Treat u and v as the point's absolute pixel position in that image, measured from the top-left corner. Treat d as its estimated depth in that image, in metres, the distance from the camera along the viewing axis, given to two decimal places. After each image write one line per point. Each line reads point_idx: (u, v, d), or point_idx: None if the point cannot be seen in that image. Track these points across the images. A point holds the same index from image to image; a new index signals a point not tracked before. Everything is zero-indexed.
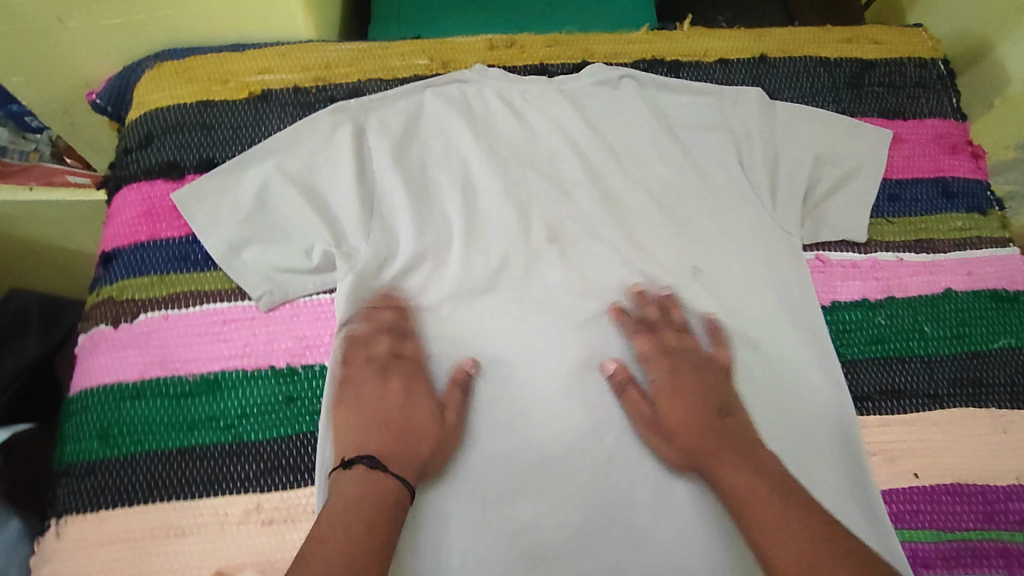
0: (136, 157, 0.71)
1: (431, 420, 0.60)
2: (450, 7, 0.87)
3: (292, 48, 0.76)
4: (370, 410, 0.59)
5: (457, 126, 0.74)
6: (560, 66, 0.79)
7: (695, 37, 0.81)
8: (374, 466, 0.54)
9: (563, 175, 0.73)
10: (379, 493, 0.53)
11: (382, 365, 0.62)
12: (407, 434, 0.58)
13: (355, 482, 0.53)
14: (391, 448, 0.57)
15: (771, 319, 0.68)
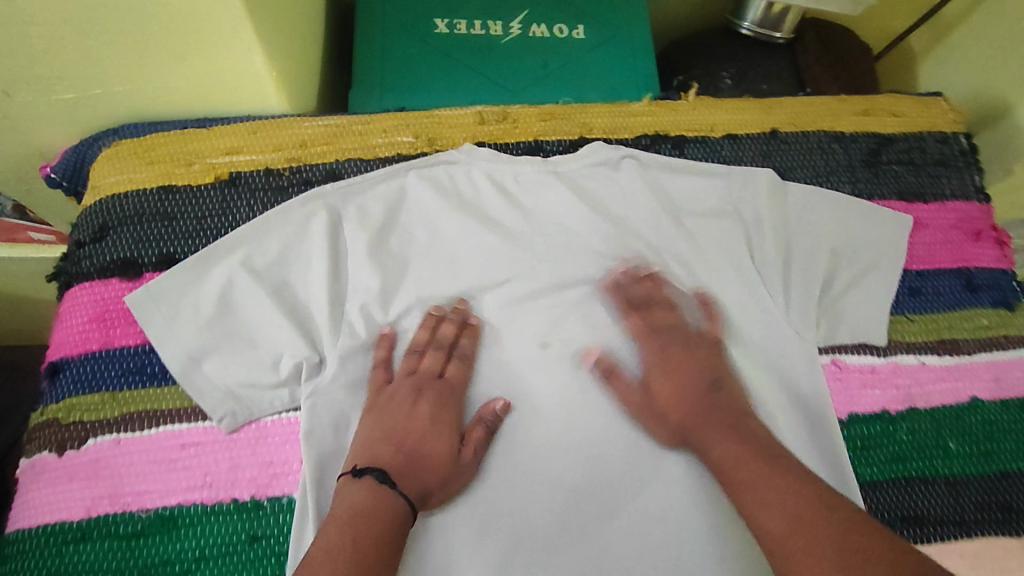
0: (89, 252, 0.65)
1: (447, 452, 0.58)
2: (437, 71, 0.81)
3: (263, 125, 0.70)
4: (374, 428, 0.58)
5: (443, 215, 0.68)
6: (556, 143, 0.72)
7: (702, 109, 0.75)
8: (381, 481, 0.54)
9: (560, 266, 0.68)
10: (383, 513, 0.52)
11: (417, 383, 0.62)
12: (415, 468, 0.57)
13: (358, 497, 0.53)
14: (402, 467, 0.56)
15: (785, 428, 0.62)
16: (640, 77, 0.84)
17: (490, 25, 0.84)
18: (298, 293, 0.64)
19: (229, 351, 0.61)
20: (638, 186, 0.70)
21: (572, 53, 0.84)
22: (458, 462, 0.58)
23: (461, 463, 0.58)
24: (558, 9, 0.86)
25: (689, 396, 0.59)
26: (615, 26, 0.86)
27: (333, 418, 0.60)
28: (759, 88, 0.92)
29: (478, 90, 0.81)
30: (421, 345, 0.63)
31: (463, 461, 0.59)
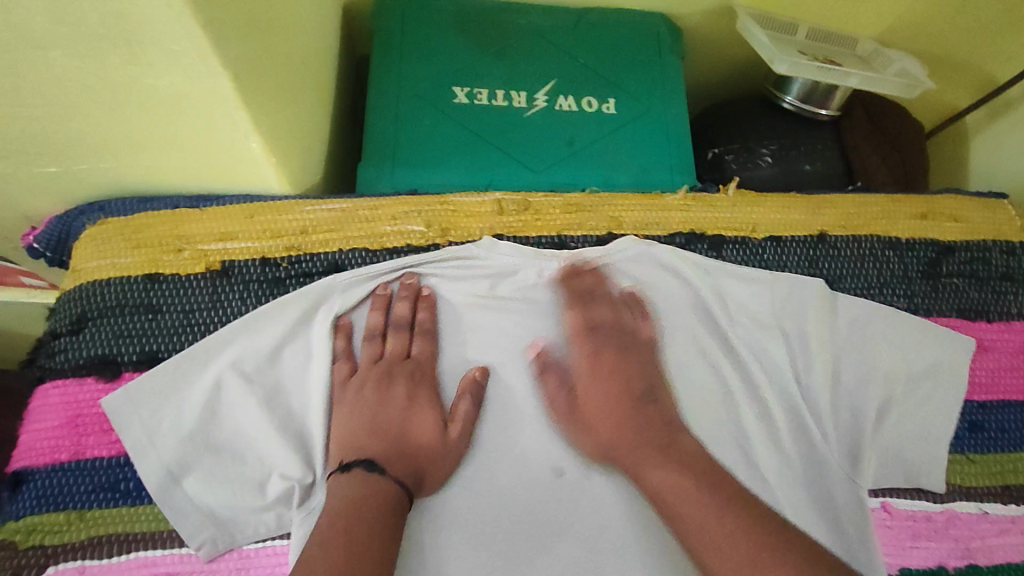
0: (64, 345, 0.59)
1: (432, 434, 0.57)
2: (454, 147, 0.75)
3: (262, 208, 0.64)
4: (353, 423, 0.56)
5: (455, 313, 0.63)
6: (582, 239, 0.66)
7: (743, 206, 0.69)
8: (371, 470, 0.53)
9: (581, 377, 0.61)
10: (377, 497, 0.51)
11: (388, 366, 0.59)
12: (403, 445, 0.56)
13: (351, 487, 0.52)
14: (390, 453, 0.55)
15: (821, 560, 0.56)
16: (673, 158, 0.78)
17: (512, 96, 0.78)
18: (292, 403, 0.58)
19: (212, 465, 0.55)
20: (671, 292, 0.64)
21: (600, 131, 0.77)
22: (445, 442, 0.57)
23: (449, 443, 0.57)
24: (587, 81, 0.79)
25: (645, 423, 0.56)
26: (648, 101, 0.80)
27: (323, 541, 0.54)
28: (802, 170, 0.85)
29: (497, 168, 0.74)
30: (399, 325, 0.61)
31: (449, 440, 0.57)
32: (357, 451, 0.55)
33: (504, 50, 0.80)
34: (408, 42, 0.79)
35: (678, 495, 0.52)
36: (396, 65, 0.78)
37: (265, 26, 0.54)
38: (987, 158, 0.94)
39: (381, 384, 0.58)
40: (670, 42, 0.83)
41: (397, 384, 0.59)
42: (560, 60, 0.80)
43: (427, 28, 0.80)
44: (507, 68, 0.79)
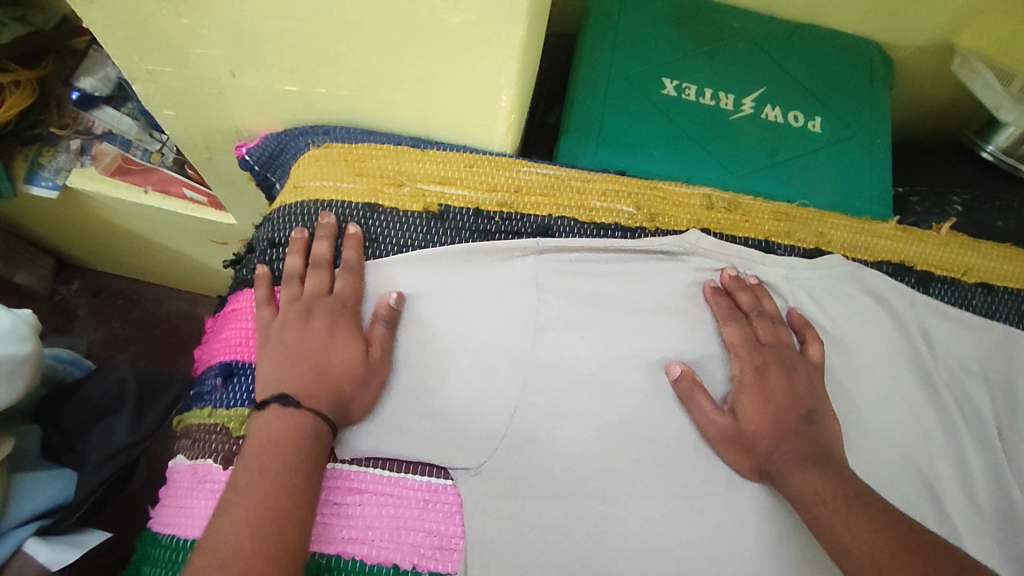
0: (282, 256, 0.61)
1: (355, 357, 0.54)
2: (659, 134, 0.75)
3: (484, 161, 0.65)
4: (275, 363, 0.54)
5: (655, 297, 0.62)
6: (788, 248, 0.65)
7: (956, 247, 0.66)
8: (286, 403, 0.51)
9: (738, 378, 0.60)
10: (297, 434, 0.50)
11: (308, 301, 0.56)
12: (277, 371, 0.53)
13: (272, 424, 0.50)
14: (279, 363, 0.53)
15: None
16: (874, 188, 0.76)
17: (721, 97, 0.77)
18: (487, 347, 0.59)
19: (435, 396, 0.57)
20: (881, 321, 0.63)
21: (803, 146, 0.76)
22: (368, 362, 0.55)
23: (371, 363, 0.55)
24: (795, 94, 0.79)
25: (810, 439, 0.54)
26: (854, 125, 0.78)
27: (512, 489, 0.55)
28: (993, 224, 0.81)
29: (698, 165, 0.74)
30: (321, 262, 0.58)
31: (372, 362, 0.55)
32: (275, 385, 0.52)
33: (715, 51, 0.80)
34: (625, 26, 0.79)
35: (820, 501, 0.49)
36: (609, 48, 0.78)
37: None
38: None
39: (302, 319, 0.55)
40: (881, 72, 0.82)
41: (317, 320, 0.55)
42: (771, 70, 0.80)
43: (643, 15, 0.80)
44: (717, 68, 0.79)
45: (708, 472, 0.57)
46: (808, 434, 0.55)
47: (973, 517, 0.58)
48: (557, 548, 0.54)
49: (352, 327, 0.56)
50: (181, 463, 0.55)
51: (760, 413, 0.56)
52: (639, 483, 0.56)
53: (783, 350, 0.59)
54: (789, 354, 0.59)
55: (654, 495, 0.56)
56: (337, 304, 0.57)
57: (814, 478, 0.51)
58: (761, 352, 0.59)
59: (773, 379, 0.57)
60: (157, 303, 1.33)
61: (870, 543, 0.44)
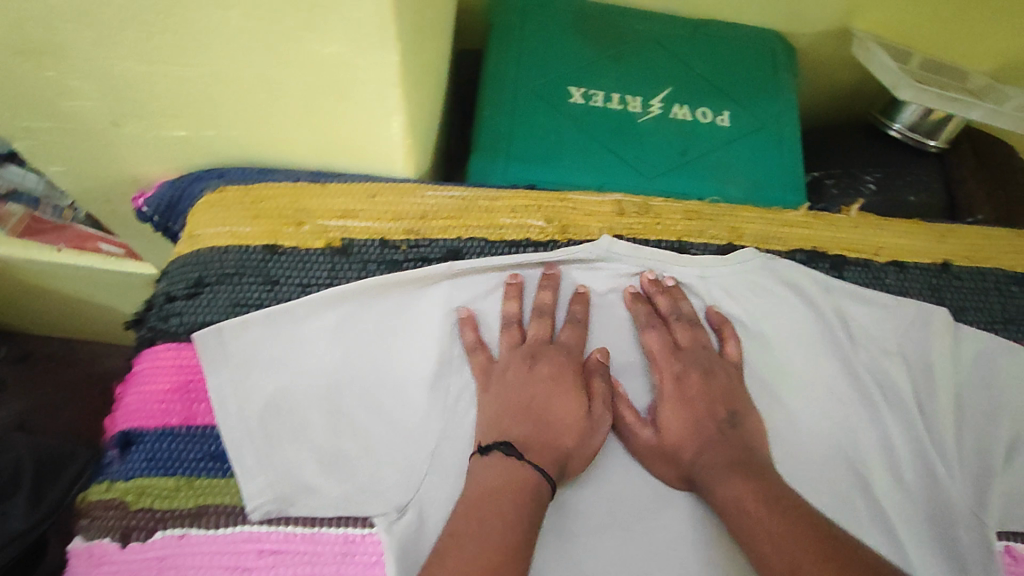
0: (179, 309, 0.58)
1: (577, 411, 0.55)
2: (569, 143, 0.74)
3: (387, 189, 0.63)
4: (500, 408, 0.55)
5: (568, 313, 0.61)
6: (701, 246, 0.64)
7: (864, 229, 0.67)
8: (512, 454, 0.52)
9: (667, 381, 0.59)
10: (528, 483, 0.50)
11: (530, 348, 0.58)
12: (529, 412, 0.55)
13: (496, 471, 0.51)
14: (530, 434, 0.53)
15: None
16: (786, 177, 0.77)
17: (628, 100, 0.77)
18: (402, 381, 0.57)
19: (350, 440, 0.55)
20: (793, 310, 0.62)
21: (713, 142, 0.76)
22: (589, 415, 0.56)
23: (593, 416, 0.56)
24: (702, 91, 0.79)
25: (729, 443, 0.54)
26: (763, 117, 0.79)
27: (431, 533, 0.52)
28: (905, 199, 0.85)
29: (611, 171, 0.73)
30: (541, 312, 0.59)
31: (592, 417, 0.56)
32: (499, 435, 0.53)
33: (620, 54, 0.79)
34: (528, 36, 0.78)
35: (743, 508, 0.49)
36: (513, 58, 0.77)
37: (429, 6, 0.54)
38: None
39: (524, 365, 0.57)
40: (784, 60, 0.83)
41: (540, 365, 0.57)
42: (676, 69, 0.80)
43: (545, 23, 0.79)
44: (624, 71, 0.78)
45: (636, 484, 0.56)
46: (730, 434, 0.55)
47: (902, 503, 0.57)
48: (558, 538, 0.53)
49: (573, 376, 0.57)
50: (77, 545, 0.50)
51: (682, 417, 0.56)
52: (564, 507, 0.55)
53: (701, 352, 0.59)
54: (706, 356, 0.59)
55: (582, 518, 0.55)
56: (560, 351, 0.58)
57: (736, 485, 0.50)
58: (679, 357, 0.59)
59: (692, 380, 0.57)
60: (94, 360, 1.27)
61: (787, 537, 0.45)
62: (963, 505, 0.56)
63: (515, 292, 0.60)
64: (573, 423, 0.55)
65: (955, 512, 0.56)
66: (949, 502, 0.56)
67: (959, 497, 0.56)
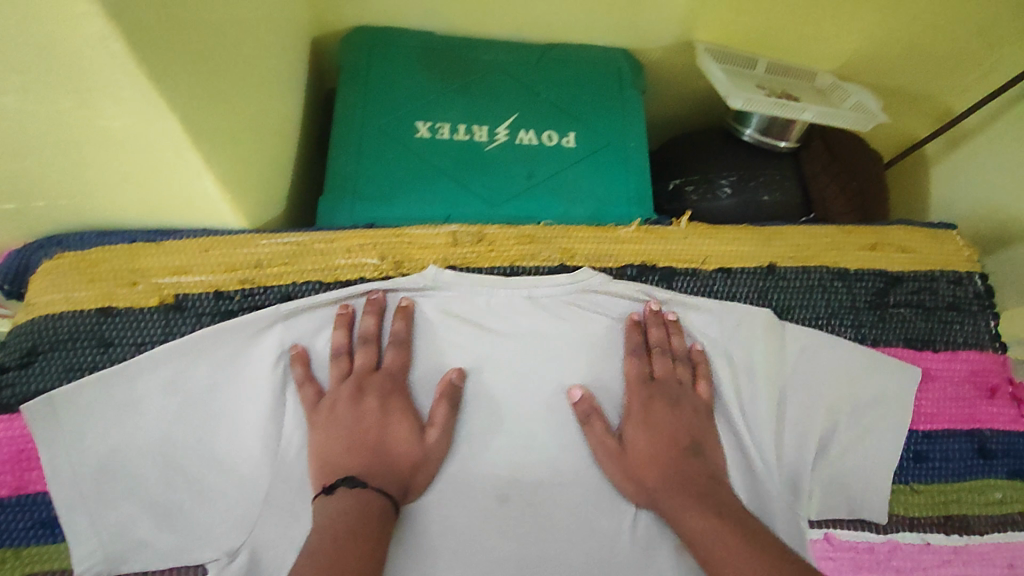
0: (14, 378, 0.59)
1: (410, 441, 0.56)
2: (414, 176, 0.76)
3: (220, 240, 0.65)
4: (328, 445, 0.55)
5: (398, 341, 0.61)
6: (532, 269, 0.67)
7: (695, 238, 0.70)
8: (354, 485, 0.52)
9: (500, 403, 0.61)
10: (369, 510, 0.51)
11: (356, 380, 0.58)
12: (354, 450, 0.55)
13: (338, 503, 0.51)
14: (369, 466, 0.54)
15: None
16: (631, 191, 0.79)
17: (474, 130, 0.79)
18: (235, 429, 0.58)
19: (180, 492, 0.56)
20: (621, 322, 0.65)
21: (559, 164, 0.79)
22: (423, 448, 0.57)
23: (427, 447, 0.57)
24: (547, 114, 0.81)
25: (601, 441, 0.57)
26: (608, 134, 0.82)
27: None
28: (761, 200, 0.89)
29: (456, 201, 0.75)
30: (366, 340, 0.61)
31: (427, 444, 0.57)
32: (338, 472, 0.54)
33: (467, 85, 0.81)
34: (374, 77, 0.80)
35: None
36: (360, 100, 0.79)
37: (220, 70, 0.55)
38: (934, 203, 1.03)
39: (353, 399, 0.57)
40: (630, 77, 0.85)
41: (368, 399, 0.57)
42: (522, 94, 0.82)
43: (391, 62, 0.81)
44: (469, 101, 0.80)
45: (469, 508, 0.57)
46: (692, 464, 0.57)
47: None
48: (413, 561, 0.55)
49: (404, 406, 0.58)
50: None
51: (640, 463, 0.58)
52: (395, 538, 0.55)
53: (673, 385, 0.61)
54: (677, 389, 0.61)
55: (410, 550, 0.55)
56: (386, 381, 0.59)
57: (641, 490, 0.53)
58: (650, 388, 0.61)
59: (657, 412, 0.60)
60: None
61: (752, 572, 0.47)
62: (776, 499, 0.59)
63: (344, 321, 0.61)
64: (408, 457, 0.56)
65: (771, 508, 0.58)
66: (763, 497, 0.59)
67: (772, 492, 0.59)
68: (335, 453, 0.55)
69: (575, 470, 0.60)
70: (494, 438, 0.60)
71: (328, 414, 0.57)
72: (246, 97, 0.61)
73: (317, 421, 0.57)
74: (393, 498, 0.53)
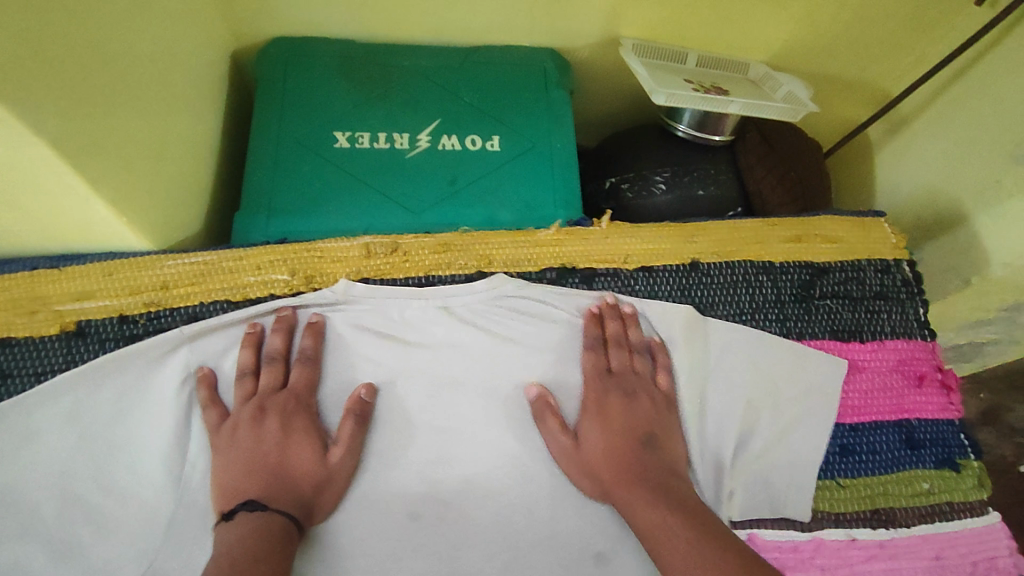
0: None
1: (313, 462, 0.55)
2: (332, 188, 0.75)
3: (123, 263, 0.62)
4: (229, 468, 0.54)
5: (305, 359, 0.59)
6: (448, 278, 0.65)
7: (616, 237, 0.68)
8: (253, 508, 0.51)
9: (413, 417, 0.60)
10: (269, 533, 0.49)
11: (259, 401, 0.57)
12: (254, 473, 0.53)
13: (236, 528, 0.49)
14: (269, 489, 0.53)
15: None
16: (559, 192, 0.78)
17: (394, 137, 0.78)
18: (137, 457, 0.57)
19: (81, 523, 0.55)
20: (539, 326, 0.64)
21: (482, 168, 0.77)
22: (326, 468, 0.55)
23: (331, 467, 0.55)
24: (470, 118, 0.80)
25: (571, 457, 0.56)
26: (532, 135, 0.80)
27: None
28: (695, 195, 0.87)
29: (376, 211, 0.74)
30: (272, 359, 0.59)
31: (332, 464, 0.55)
32: (236, 497, 0.52)
33: (386, 93, 0.80)
34: (290, 90, 0.79)
35: None
36: (276, 114, 0.78)
37: (104, 91, 0.54)
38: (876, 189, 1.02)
39: (254, 421, 0.56)
40: (555, 77, 0.84)
41: (271, 419, 0.56)
42: (444, 99, 0.81)
43: (308, 73, 0.80)
44: (389, 109, 0.79)
45: (380, 522, 0.56)
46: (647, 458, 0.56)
47: None
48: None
49: (308, 426, 0.57)
50: None
51: (599, 452, 0.57)
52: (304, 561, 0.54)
53: (630, 377, 0.61)
54: (633, 380, 0.61)
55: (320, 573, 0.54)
56: (291, 401, 0.57)
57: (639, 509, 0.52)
58: (608, 380, 0.60)
59: (612, 406, 0.59)
60: None
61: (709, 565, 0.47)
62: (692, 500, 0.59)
63: (250, 342, 0.60)
64: (312, 478, 0.55)
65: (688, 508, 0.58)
66: None
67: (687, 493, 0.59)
68: (235, 478, 0.53)
69: (491, 483, 0.58)
70: (407, 451, 0.58)
71: (229, 438, 0.55)
72: (143, 117, 0.60)
73: (219, 445, 0.55)
74: (294, 519, 0.52)
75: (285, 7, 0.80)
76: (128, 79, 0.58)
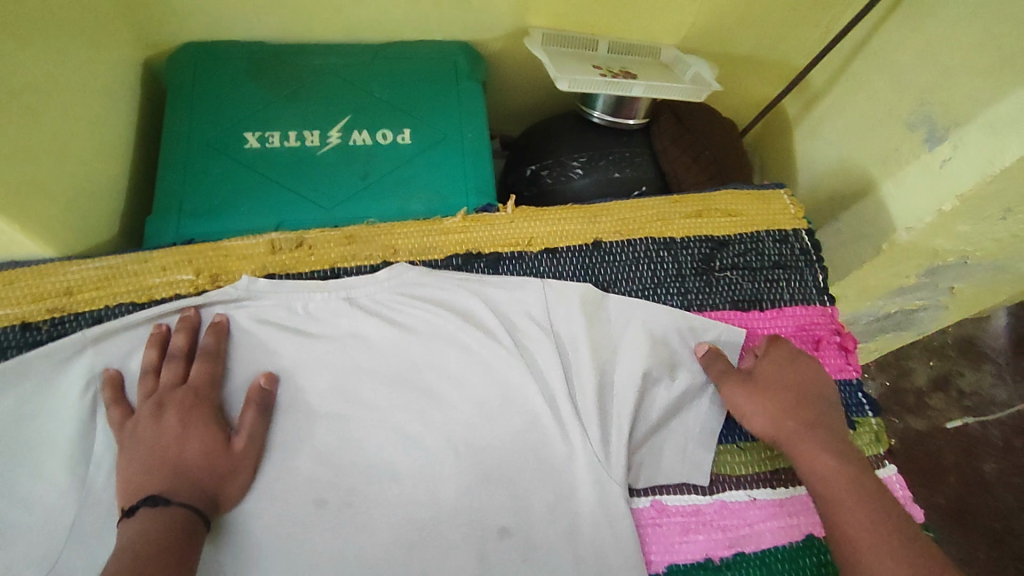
0: None
1: (212, 454, 0.55)
2: (242, 188, 0.75)
3: (25, 271, 0.63)
4: (130, 464, 0.54)
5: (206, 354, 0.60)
6: (353, 270, 0.67)
7: (520, 221, 0.70)
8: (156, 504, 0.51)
9: (321, 406, 0.61)
10: (168, 529, 0.50)
11: (158, 397, 0.57)
12: (152, 468, 0.53)
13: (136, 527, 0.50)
14: (169, 482, 0.52)
15: (576, 552, 0.57)
16: (471, 181, 0.79)
17: (305, 136, 0.79)
18: (41, 460, 0.57)
19: None
20: (443, 311, 0.65)
21: (393, 161, 0.79)
22: (228, 459, 0.55)
23: (234, 457, 0.56)
24: (381, 113, 0.81)
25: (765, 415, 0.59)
26: (444, 127, 0.82)
27: None
28: (612, 177, 0.89)
29: (287, 209, 0.75)
30: (173, 356, 0.60)
31: (234, 454, 0.56)
32: (135, 491, 0.52)
33: (296, 92, 0.81)
34: (200, 93, 0.80)
35: None
36: (185, 118, 0.78)
37: (3, 103, 0.55)
38: (797, 165, 1.05)
39: (154, 416, 0.56)
40: (467, 69, 0.86)
41: (170, 415, 0.56)
42: (355, 96, 0.82)
43: (218, 77, 0.81)
44: (301, 108, 0.80)
45: (280, 511, 0.57)
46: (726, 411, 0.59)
47: (542, 485, 0.59)
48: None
49: (209, 418, 0.57)
50: None
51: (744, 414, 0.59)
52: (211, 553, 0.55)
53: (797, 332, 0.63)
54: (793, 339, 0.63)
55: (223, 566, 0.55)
56: (191, 396, 0.57)
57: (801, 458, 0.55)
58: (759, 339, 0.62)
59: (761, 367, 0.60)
60: None
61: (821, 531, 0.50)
62: (591, 473, 0.59)
63: (155, 340, 0.60)
64: (212, 470, 0.55)
65: (591, 480, 0.59)
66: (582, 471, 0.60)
67: (587, 466, 0.59)
68: (134, 473, 0.53)
69: (399, 465, 0.59)
70: (314, 440, 0.60)
71: (129, 435, 0.55)
72: (48, 124, 0.61)
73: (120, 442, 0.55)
74: (199, 512, 0.52)
75: (192, 12, 0.80)
76: (30, 90, 0.58)
